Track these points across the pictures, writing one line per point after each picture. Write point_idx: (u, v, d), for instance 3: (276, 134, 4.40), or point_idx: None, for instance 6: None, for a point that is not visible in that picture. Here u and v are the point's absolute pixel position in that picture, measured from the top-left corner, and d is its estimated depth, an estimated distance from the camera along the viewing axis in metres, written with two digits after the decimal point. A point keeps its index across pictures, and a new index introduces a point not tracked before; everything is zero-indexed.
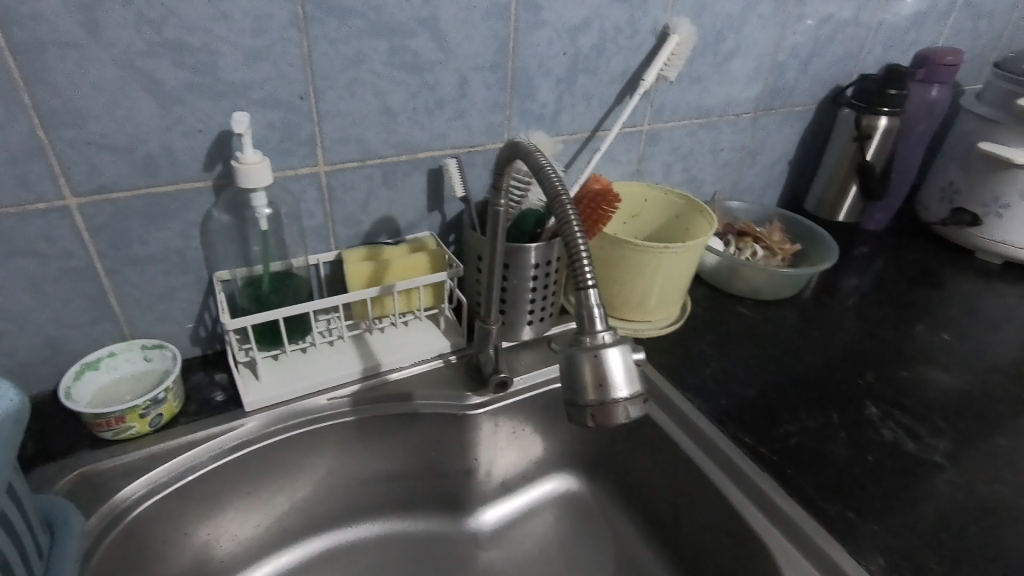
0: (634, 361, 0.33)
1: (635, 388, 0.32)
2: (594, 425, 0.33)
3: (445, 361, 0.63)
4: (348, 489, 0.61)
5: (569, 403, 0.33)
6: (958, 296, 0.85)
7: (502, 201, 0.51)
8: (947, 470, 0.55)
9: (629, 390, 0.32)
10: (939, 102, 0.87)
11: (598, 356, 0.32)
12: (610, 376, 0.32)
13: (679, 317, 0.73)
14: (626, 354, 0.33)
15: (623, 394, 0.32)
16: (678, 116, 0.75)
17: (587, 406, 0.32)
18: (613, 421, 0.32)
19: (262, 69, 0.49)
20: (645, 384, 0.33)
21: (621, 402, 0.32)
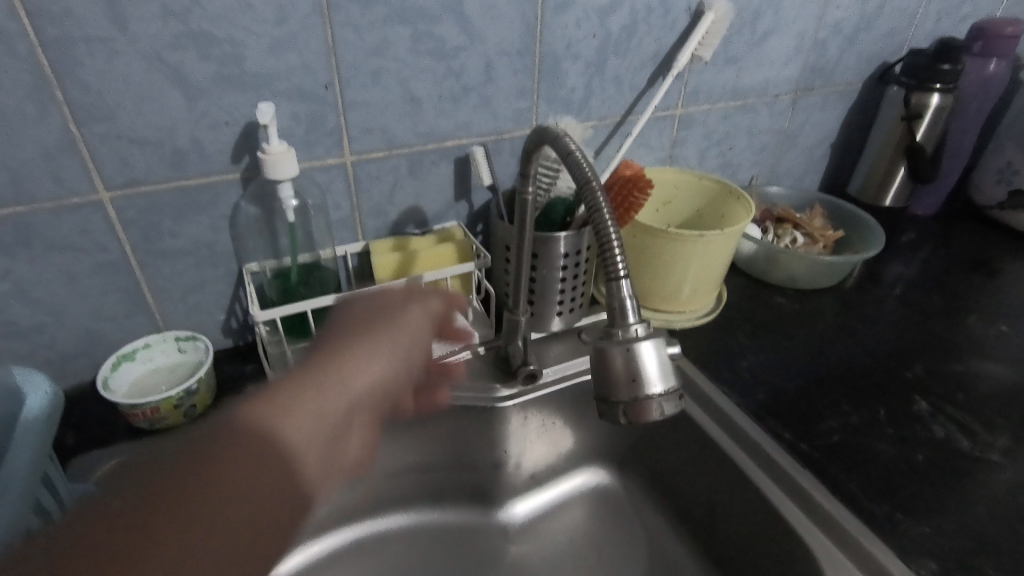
0: (669, 355, 0.32)
1: (670, 384, 0.31)
2: (627, 422, 0.31)
3: (473, 353, 0.62)
4: (378, 480, 0.61)
5: (600, 399, 0.32)
6: (1016, 285, 0.80)
7: (530, 189, 0.50)
8: (1005, 469, 0.51)
9: (664, 386, 0.31)
10: (997, 76, 0.81)
11: (630, 350, 0.31)
12: (644, 371, 0.31)
13: (715, 307, 0.70)
14: (660, 348, 0.31)
15: (657, 390, 0.30)
16: (713, 99, 0.72)
17: (619, 403, 0.31)
18: (646, 418, 0.31)
19: (287, 59, 0.49)
20: (681, 379, 0.31)
21: (655, 399, 0.31)
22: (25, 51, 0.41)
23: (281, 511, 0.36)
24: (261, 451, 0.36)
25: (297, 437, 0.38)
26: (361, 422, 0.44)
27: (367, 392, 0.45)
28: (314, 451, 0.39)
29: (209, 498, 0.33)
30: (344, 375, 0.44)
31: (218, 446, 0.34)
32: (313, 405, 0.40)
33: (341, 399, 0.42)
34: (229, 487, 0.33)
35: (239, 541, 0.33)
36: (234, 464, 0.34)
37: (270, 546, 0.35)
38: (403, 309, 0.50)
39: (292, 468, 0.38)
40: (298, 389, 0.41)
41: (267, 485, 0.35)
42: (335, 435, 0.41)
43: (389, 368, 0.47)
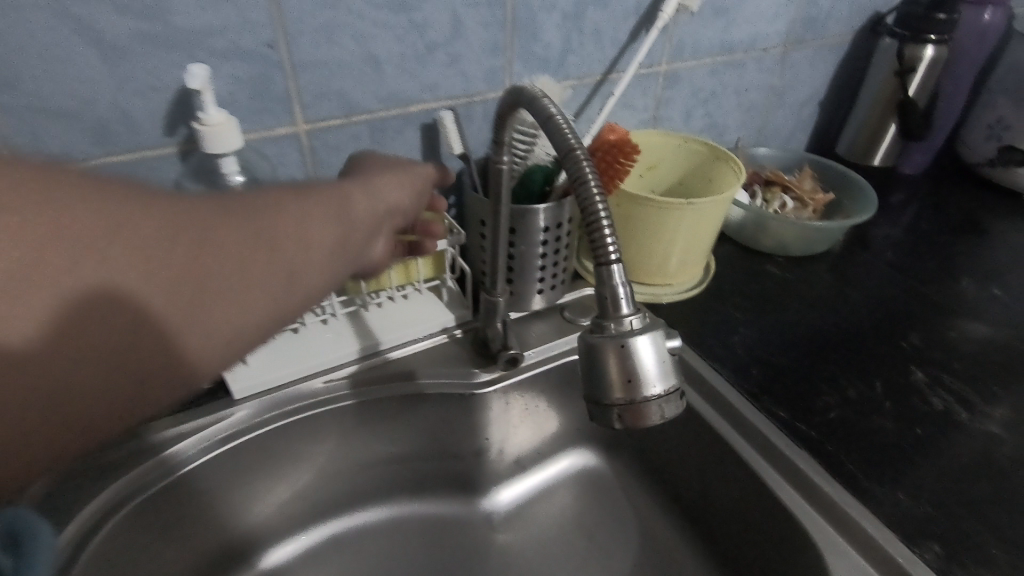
0: (668, 349, 0.28)
1: (671, 383, 0.27)
2: (622, 428, 0.27)
3: (450, 336, 0.58)
4: (352, 474, 0.58)
5: (591, 401, 0.28)
6: (1006, 244, 0.78)
7: (505, 158, 0.45)
8: (1005, 441, 0.49)
9: (664, 386, 0.27)
10: (993, 26, 0.77)
11: (625, 346, 0.27)
12: (641, 370, 0.27)
13: (702, 278, 0.67)
14: (659, 342, 0.28)
15: (656, 391, 0.27)
16: (699, 54, 0.67)
17: (613, 406, 0.27)
18: (644, 423, 0.27)
19: (221, 12, 0.43)
20: (682, 377, 0.28)
21: (654, 401, 0.27)
22: None
23: (175, 352, 0.26)
24: (198, 249, 0.27)
25: (201, 273, 0.27)
26: (276, 312, 0.30)
27: (286, 299, 0.31)
28: (219, 321, 0.28)
29: (108, 262, 0.24)
30: (278, 244, 0.30)
31: (187, 223, 0.27)
32: (242, 256, 0.29)
33: (275, 278, 0.30)
34: (100, 268, 0.24)
35: (89, 351, 0.25)
36: (123, 239, 0.25)
37: (121, 381, 0.26)
38: (355, 189, 0.37)
39: (191, 330, 0.27)
40: (225, 224, 0.28)
41: (181, 320, 0.26)
42: (257, 327, 0.29)
43: (322, 263, 0.33)
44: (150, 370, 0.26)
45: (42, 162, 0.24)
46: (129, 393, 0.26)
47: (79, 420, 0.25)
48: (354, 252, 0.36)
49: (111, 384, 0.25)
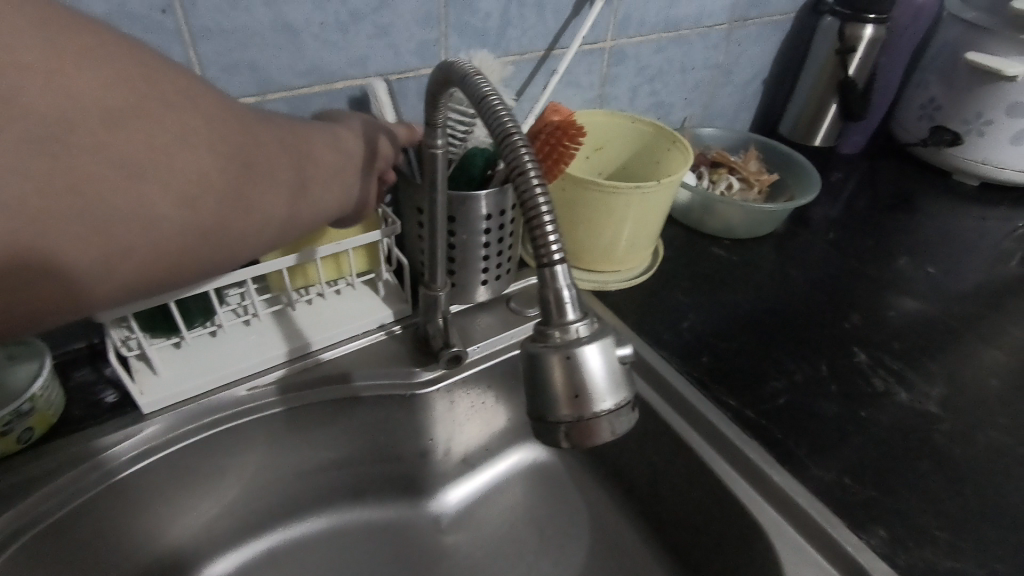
0: (619, 358, 0.25)
1: (622, 396, 0.24)
2: (569, 446, 0.25)
3: (387, 333, 0.54)
4: (286, 484, 0.53)
5: (535, 418, 0.25)
6: (938, 223, 0.80)
7: (439, 142, 0.41)
8: (943, 419, 0.50)
9: (614, 400, 0.24)
10: (927, 7, 0.78)
11: (571, 357, 0.24)
12: (589, 382, 0.24)
13: (651, 264, 0.65)
14: (609, 350, 0.25)
15: (605, 406, 0.24)
16: (645, 30, 0.65)
17: (558, 423, 0.24)
18: (593, 441, 0.24)
19: None
20: (633, 387, 0.25)
21: (603, 417, 0.24)
22: None
23: (242, 222, 0.31)
24: (259, 142, 0.32)
25: (263, 164, 0.32)
26: (304, 210, 0.35)
27: (312, 201, 0.36)
28: (273, 203, 0.33)
29: (202, 134, 0.28)
30: (307, 156, 0.36)
31: (249, 118, 0.31)
32: (284, 156, 0.33)
33: (302, 182, 0.35)
34: (200, 138, 0.28)
35: (191, 206, 0.28)
36: (212, 118, 0.29)
37: (209, 234, 0.30)
38: (357, 126, 0.42)
39: (253, 203, 0.31)
40: (272, 131, 0.33)
41: (246, 197, 0.31)
42: (288, 220, 0.34)
43: (336, 179, 0.38)
44: (224, 232, 0.30)
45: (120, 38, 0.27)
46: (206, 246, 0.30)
47: (159, 263, 0.28)
48: (356, 180, 0.41)
49: (188, 250, 0.29)
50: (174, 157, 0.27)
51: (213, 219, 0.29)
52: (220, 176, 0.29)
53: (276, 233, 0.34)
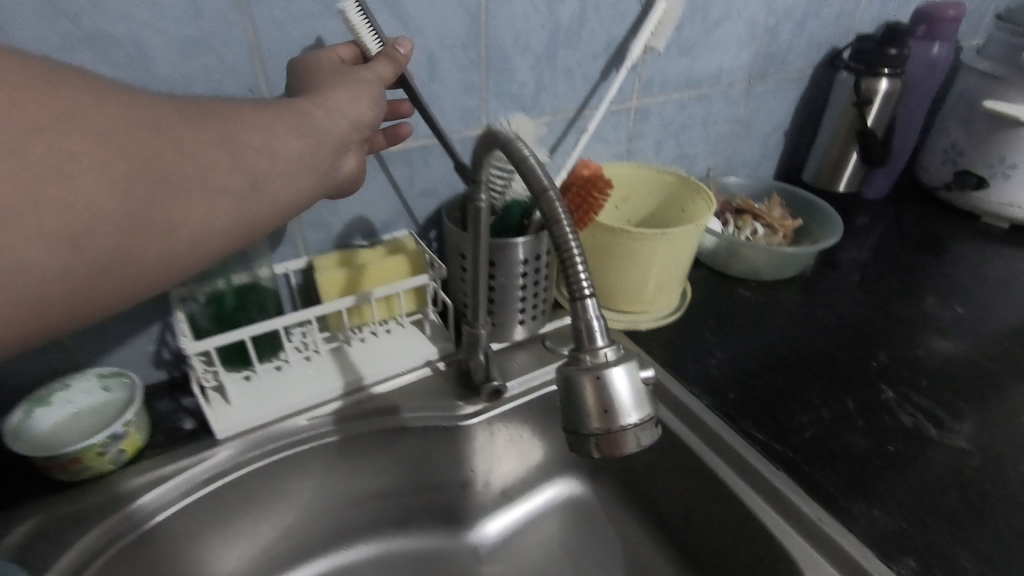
0: (642, 379, 0.29)
1: (645, 412, 0.28)
2: (600, 457, 0.28)
3: (432, 369, 0.59)
4: (338, 511, 0.57)
5: (570, 432, 0.29)
6: (967, 264, 0.81)
7: (483, 196, 0.46)
8: (973, 456, 0.51)
9: (638, 415, 0.28)
10: (941, 60, 0.82)
11: (600, 377, 0.28)
12: (616, 399, 0.28)
13: (679, 304, 0.69)
14: (633, 372, 0.29)
15: (631, 420, 0.28)
16: (668, 90, 0.70)
17: (590, 436, 0.28)
18: (620, 451, 0.28)
19: (201, 59, 0.44)
20: (656, 405, 0.29)
21: (629, 429, 0.28)
22: None
23: (162, 238, 0.31)
24: (174, 149, 0.31)
25: (181, 173, 0.31)
26: (248, 211, 0.35)
27: (259, 200, 0.35)
28: (200, 213, 0.32)
29: (94, 155, 0.28)
30: (250, 153, 0.35)
31: (166, 126, 0.31)
32: (212, 158, 0.33)
33: (242, 183, 0.34)
34: (90, 162, 0.28)
35: (99, 228, 0.29)
36: (107, 137, 0.29)
37: (123, 257, 0.30)
38: (328, 101, 0.40)
39: (171, 217, 0.31)
40: (199, 132, 0.33)
41: (161, 211, 0.31)
42: (230, 226, 0.34)
43: (292, 172, 0.37)
44: (141, 252, 0.31)
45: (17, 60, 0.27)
46: (123, 269, 0.30)
47: (77, 285, 0.29)
48: (324, 164, 0.39)
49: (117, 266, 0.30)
50: (58, 191, 0.27)
51: (121, 242, 0.30)
52: (119, 198, 0.29)
53: (217, 241, 0.34)
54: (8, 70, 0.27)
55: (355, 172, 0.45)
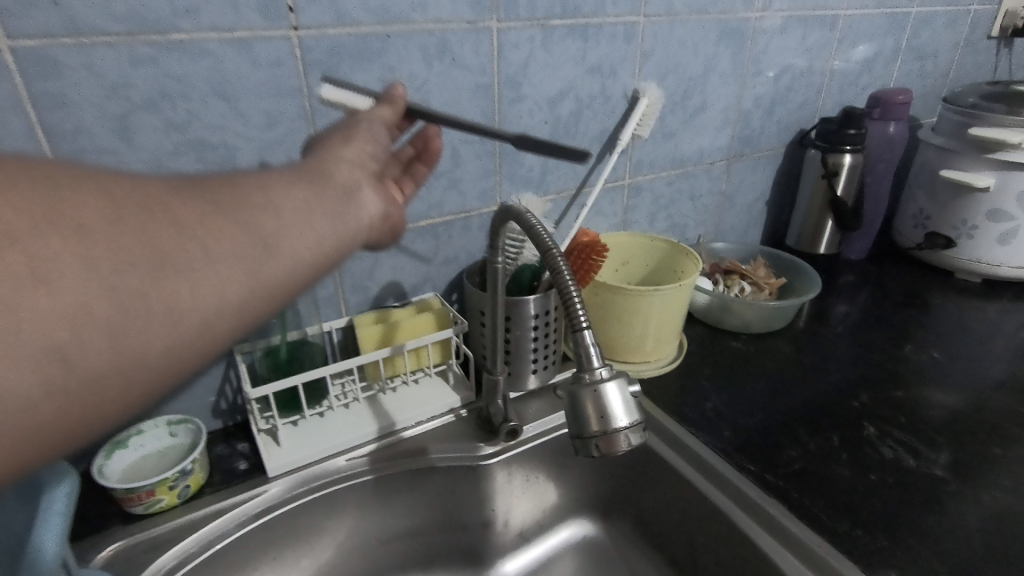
0: (630, 393, 0.37)
1: (634, 418, 0.36)
2: (600, 455, 0.36)
3: (456, 415, 0.66)
4: (371, 549, 0.62)
5: (575, 437, 0.37)
6: (945, 316, 0.88)
7: (499, 259, 0.55)
8: (949, 483, 0.57)
9: (628, 420, 0.35)
10: (898, 137, 0.93)
11: (597, 391, 0.36)
12: (611, 408, 0.36)
13: (677, 355, 0.76)
14: (623, 387, 0.36)
15: (622, 424, 0.35)
16: (656, 169, 0.81)
17: (592, 438, 0.36)
18: (615, 450, 0.35)
19: (275, 157, 0.55)
20: (643, 413, 0.36)
21: (621, 432, 0.35)
22: None
23: (170, 329, 0.26)
24: (172, 225, 0.26)
25: (185, 251, 0.26)
26: (269, 277, 0.29)
27: (277, 262, 0.30)
28: (214, 291, 0.27)
29: (71, 249, 0.23)
30: (257, 214, 0.30)
31: (158, 202, 0.27)
32: (218, 225, 0.28)
33: (254, 247, 0.29)
34: (75, 260, 0.23)
35: (77, 322, 0.23)
36: (92, 226, 0.24)
37: (125, 361, 0.25)
38: (333, 159, 0.36)
39: (175, 302, 0.26)
40: (200, 200, 0.28)
41: (165, 296, 0.25)
42: (245, 297, 0.28)
43: (311, 227, 0.32)
44: (145, 350, 0.25)
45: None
46: (127, 376, 0.25)
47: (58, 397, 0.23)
48: (343, 213, 0.34)
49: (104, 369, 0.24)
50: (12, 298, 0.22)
51: (117, 343, 0.24)
52: (110, 294, 0.24)
53: (236, 319, 0.28)
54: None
55: (393, 215, 0.40)
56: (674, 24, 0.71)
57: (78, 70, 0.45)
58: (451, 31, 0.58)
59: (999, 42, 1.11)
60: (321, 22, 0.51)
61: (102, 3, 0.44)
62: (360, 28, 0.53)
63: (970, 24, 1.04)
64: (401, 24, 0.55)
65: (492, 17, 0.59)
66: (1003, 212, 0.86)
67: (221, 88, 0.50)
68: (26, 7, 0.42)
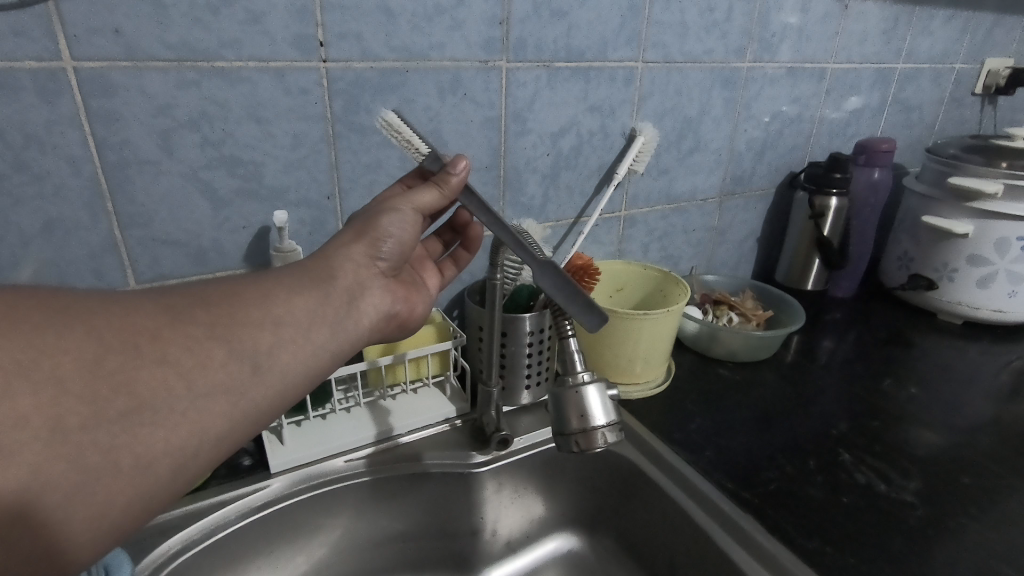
0: (608, 395, 0.44)
1: (610, 418, 0.43)
2: (579, 449, 0.43)
3: (450, 425, 0.69)
4: (363, 551, 0.65)
5: (559, 434, 0.44)
6: (927, 355, 0.91)
7: (498, 276, 0.59)
8: (917, 507, 0.60)
9: (605, 419, 0.43)
10: (882, 183, 0.99)
11: (580, 392, 0.43)
12: (590, 409, 0.43)
13: (665, 378, 0.79)
14: (602, 391, 0.44)
15: (600, 423, 0.43)
16: (651, 203, 0.86)
17: (573, 434, 0.43)
18: (594, 445, 0.43)
19: (298, 175, 0.60)
20: (618, 414, 0.44)
21: (599, 429, 0.43)
22: (89, 173, 0.51)
23: (141, 471, 0.32)
24: (154, 366, 0.32)
25: (161, 393, 0.32)
26: (251, 399, 0.36)
27: (265, 379, 0.37)
28: (189, 426, 0.33)
29: (88, 393, 0.30)
30: (251, 337, 0.37)
31: (165, 337, 0.34)
32: (207, 358, 0.35)
33: (244, 368, 0.36)
34: (48, 419, 0.29)
35: (104, 451, 0.30)
36: (69, 382, 0.30)
37: (99, 504, 0.30)
38: (340, 257, 0.44)
39: (146, 446, 0.32)
40: (188, 332, 0.35)
41: (135, 441, 0.31)
42: (241, 409, 0.36)
43: (300, 343, 0.39)
44: (111, 494, 0.31)
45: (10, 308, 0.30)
46: (104, 515, 0.31)
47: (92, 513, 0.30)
48: (332, 320, 0.42)
49: (130, 485, 0.31)
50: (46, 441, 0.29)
51: (86, 490, 0.30)
52: (80, 450, 0.30)
53: (212, 447, 0.35)
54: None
55: (389, 307, 0.48)
56: (670, 71, 0.77)
57: (130, 90, 0.50)
58: (464, 68, 0.64)
59: (983, 99, 1.17)
60: (348, 56, 0.57)
61: (157, 33, 0.49)
62: (382, 63, 0.59)
63: (954, 81, 1.10)
64: (419, 60, 0.61)
65: (502, 58, 0.65)
66: (981, 257, 0.90)
67: (254, 111, 0.55)
68: (91, 34, 0.47)
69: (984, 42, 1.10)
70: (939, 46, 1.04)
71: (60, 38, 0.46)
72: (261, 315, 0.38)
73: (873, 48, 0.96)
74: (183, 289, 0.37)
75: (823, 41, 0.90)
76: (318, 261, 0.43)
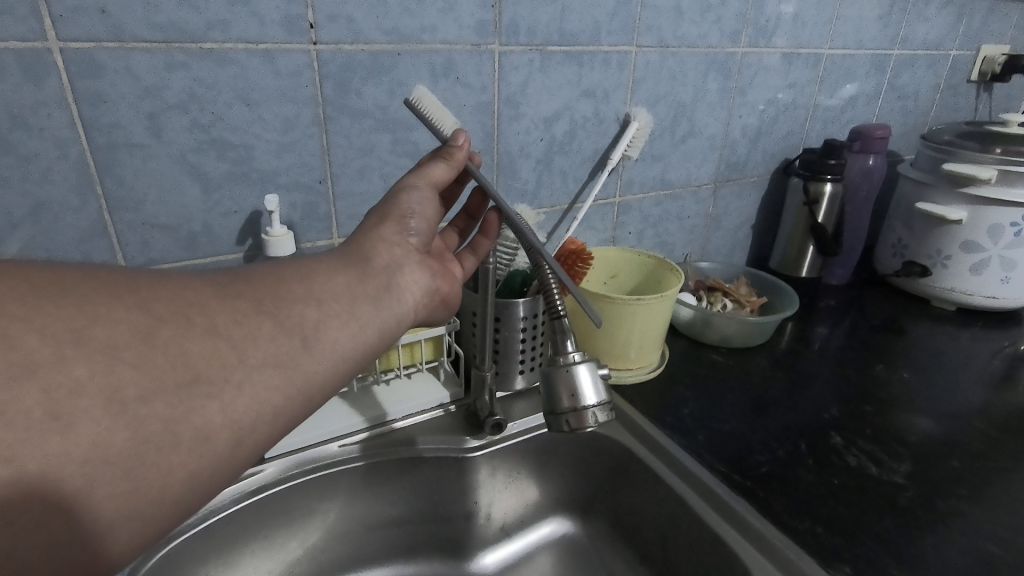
0: (598, 375, 0.44)
1: (601, 398, 0.44)
2: (570, 428, 0.43)
3: (445, 410, 0.69)
4: (357, 536, 0.65)
5: (551, 414, 0.45)
6: (920, 341, 0.91)
7: (490, 260, 0.59)
8: (908, 489, 0.60)
9: (596, 399, 0.43)
10: (876, 169, 0.99)
11: (571, 371, 0.44)
12: (580, 388, 0.43)
13: (658, 364, 0.79)
14: (593, 370, 0.44)
15: (591, 402, 0.43)
16: (646, 189, 0.86)
17: (565, 413, 0.44)
18: (584, 424, 0.43)
19: (290, 158, 0.59)
20: (609, 394, 0.44)
21: (590, 408, 0.43)
22: (77, 155, 0.51)
23: (199, 445, 0.30)
24: (206, 337, 0.31)
25: (215, 365, 0.31)
26: (303, 375, 0.35)
27: (316, 356, 0.36)
28: (245, 400, 0.32)
29: (142, 363, 0.28)
30: (298, 311, 0.36)
31: (214, 310, 0.33)
32: (256, 330, 0.33)
33: (294, 342, 0.35)
34: (103, 388, 0.27)
35: (161, 424, 0.29)
36: (123, 351, 0.28)
37: (158, 480, 0.29)
38: (372, 240, 0.45)
39: (202, 418, 0.30)
40: (235, 307, 0.34)
41: (193, 413, 0.30)
42: (295, 388, 0.34)
43: (346, 318, 0.38)
44: (170, 469, 0.29)
45: (58, 274, 0.29)
46: (162, 491, 0.29)
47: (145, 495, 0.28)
48: (374, 296, 0.41)
49: (188, 463, 0.30)
50: (100, 414, 0.27)
51: (145, 467, 0.28)
52: (138, 420, 0.28)
53: (268, 423, 0.33)
54: (42, 288, 0.28)
55: (429, 286, 0.47)
56: (664, 56, 0.77)
57: (119, 71, 0.49)
58: (456, 52, 0.63)
59: (978, 85, 1.17)
60: (338, 39, 0.57)
61: (146, 14, 0.49)
62: (373, 45, 0.59)
63: (949, 68, 1.10)
64: (411, 43, 0.60)
65: (494, 41, 0.65)
66: (975, 243, 0.91)
67: (244, 94, 0.55)
68: (77, 14, 0.47)
69: (980, 29, 1.09)
70: (934, 33, 1.04)
71: (45, 17, 0.46)
72: (305, 291, 0.37)
73: (869, 34, 0.96)
74: (226, 271, 0.37)
75: (818, 26, 0.89)
76: (354, 245, 0.44)
